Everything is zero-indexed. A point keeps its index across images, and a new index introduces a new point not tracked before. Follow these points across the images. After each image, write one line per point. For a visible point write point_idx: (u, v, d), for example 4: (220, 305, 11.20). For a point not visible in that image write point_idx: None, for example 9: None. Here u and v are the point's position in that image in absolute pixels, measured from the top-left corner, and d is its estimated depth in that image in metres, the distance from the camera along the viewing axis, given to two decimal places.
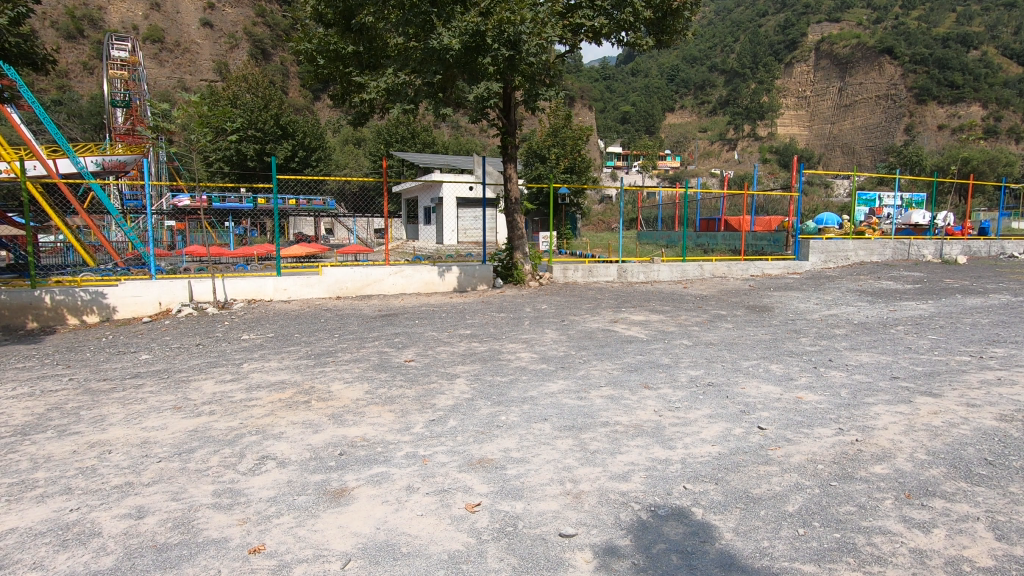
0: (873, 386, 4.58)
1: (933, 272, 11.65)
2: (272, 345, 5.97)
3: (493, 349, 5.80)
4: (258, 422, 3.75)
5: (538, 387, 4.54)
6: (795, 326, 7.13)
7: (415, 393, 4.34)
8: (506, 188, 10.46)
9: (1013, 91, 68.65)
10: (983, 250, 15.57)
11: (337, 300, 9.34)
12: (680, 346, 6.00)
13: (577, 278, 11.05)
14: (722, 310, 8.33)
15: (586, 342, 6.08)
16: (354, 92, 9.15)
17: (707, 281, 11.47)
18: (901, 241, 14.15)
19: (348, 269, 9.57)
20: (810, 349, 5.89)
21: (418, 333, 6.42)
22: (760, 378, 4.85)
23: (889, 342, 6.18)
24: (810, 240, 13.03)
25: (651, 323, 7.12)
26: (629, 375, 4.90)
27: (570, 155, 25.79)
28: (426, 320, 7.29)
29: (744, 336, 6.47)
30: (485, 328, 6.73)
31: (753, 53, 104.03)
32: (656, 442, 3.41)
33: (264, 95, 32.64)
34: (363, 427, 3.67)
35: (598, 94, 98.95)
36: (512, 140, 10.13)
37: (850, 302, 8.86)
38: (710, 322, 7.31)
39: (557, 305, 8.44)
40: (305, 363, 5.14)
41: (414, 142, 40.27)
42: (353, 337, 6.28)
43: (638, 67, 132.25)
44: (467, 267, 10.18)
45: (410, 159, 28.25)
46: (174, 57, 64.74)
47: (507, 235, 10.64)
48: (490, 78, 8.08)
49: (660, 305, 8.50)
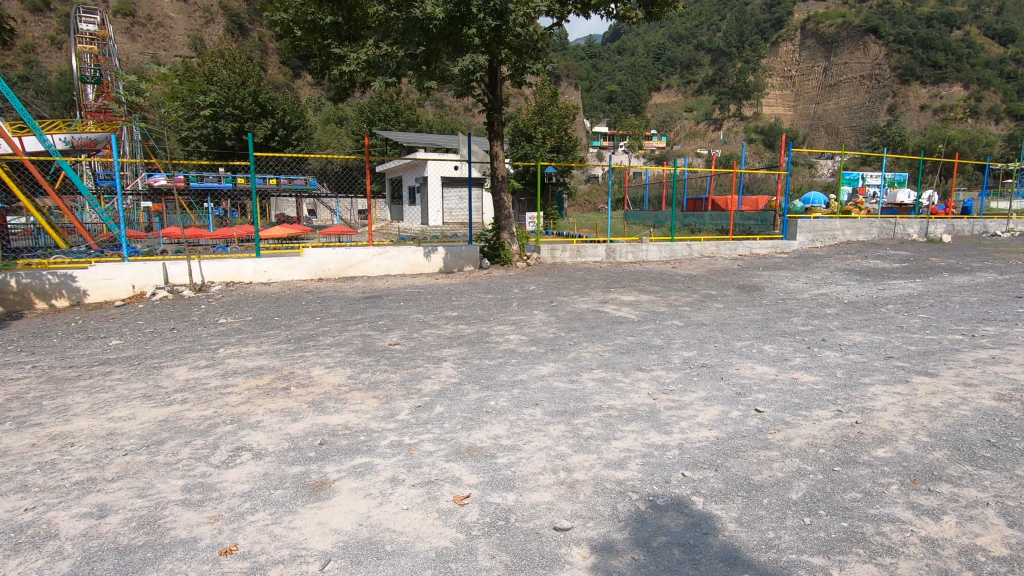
0: (870, 366, 4.50)
1: (919, 251, 11.67)
2: (250, 329, 5.74)
3: (481, 331, 5.63)
4: (233, 411, 3.55)
5: (529, 370, 4.40)
6: (786, 305, 7.07)
7: (400, 378, 4.17)
8: (493, 167, 10.18)
9: (994, 72, 69.26)
10: (966, 229, 15.68)
11: (319, 281, 9.08)
12: (672, 326, 5.88)
13: (565, 258, 10.90)
14: (713, 290, 8.23)
15: (576, 323, 5.94)
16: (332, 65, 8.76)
17: (696, 261, 11.37)
18: (887, 220, 14.18)
19: (330, 250, 9.29)
20: (803, 328, 5.81)
21: (404, 315, 6.23)
22: (754, 359, 4.75)
23: (881, 320, 6.12)
24: (799, 220, 12.98)
25: (642, 304, 6.99)
26: (621, 357, 4.77)
27: (557, 134, 25.42)
28: (411, 302, 7.09)
29: (736, 316, 6.37)
30: (472, 310, 6.56)
31: (740, 32, 103.40)
32: (651, 427, 3.28)
33: (241, 71, 31.59)
34: (345, 415, 3.49)
35: (584, 72, 97.81)
36: (498, 116, 9.82)
37: (839, 281, 8.82)
38: (700, 302, 7.21)
39: (546, 286, 8.27)
40: (284, 347, 4.92)
41: (398, 120, 39.49)
42: (335, 320, 6.06)
43: (624, 46, 130.74)
44: (454, 248, 9.95)
45: (394, 137, 27.68)
46: (147, 31, 62.59)
47: (494, 215, 10.40)
48: (475, 50, 7.77)
49: (650, 285, 8.38)
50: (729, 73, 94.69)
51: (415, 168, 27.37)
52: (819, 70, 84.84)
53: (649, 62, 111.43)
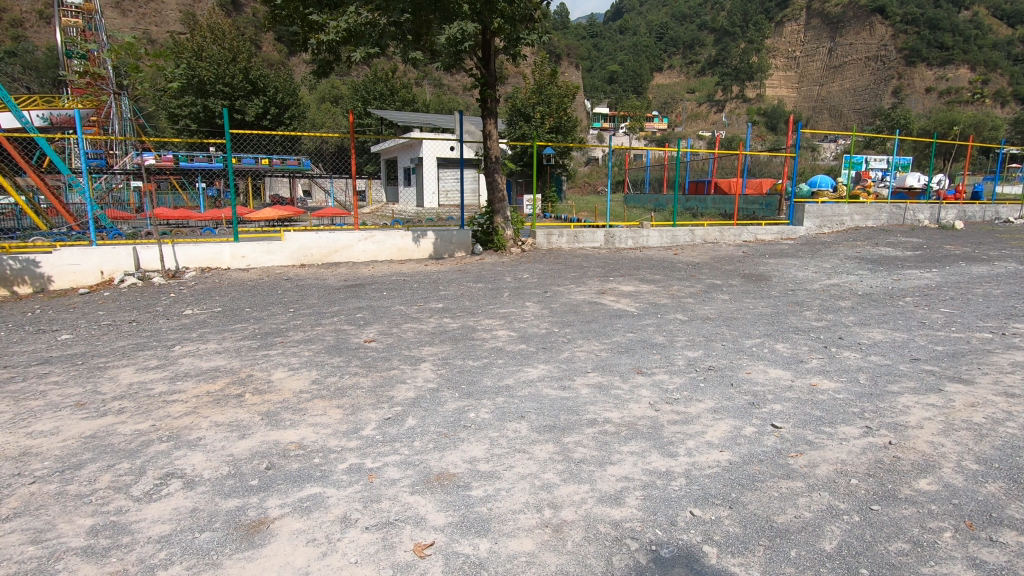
0: (896, 370, 4.04)
1: (931, 238, 11.20)
2: (216, 322, 5.27)
3: (467, 326, 5.16)
4: (173, 425, 3.09)
5: (518, 373, 3.95)
6: (796, 297, 6.60)
7: (371, 383, 3.70)
8: (486, 147, 9.62)
9: (1002, 54, 68.09)
10: (977, 215, 15.17)
11: (301, 267, 8.58)
12: (675, 321, 5.41)
13: (561, 244, 10.40)
14: (718, 279, 7.77)
15: (569, 318, 5.48)
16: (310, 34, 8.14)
17: (698, 248, 10.87)
18: (897, 205, 13.66)
19: (313, 234, 8.77)
20: (816, 325, 5.35)
21: (386, 307, 5.76)
22: (768, 361, 4.29)
23: (902, 316, 5.66)
24: (806, 204, 12.45)
25: (642, 295, 6.52)
26: (619, 357, 4.31)
27: (556, 114, 24.67)
28: (395, 291, 6.60)
29: (744, 310, 5.92)
30: (459, 301, 6.08)
31: (744, 11, 101.31)
32: (653, 448, 2.83)
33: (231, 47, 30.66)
34: (300, 431, 3.03)
35: (585, 51, 95.94)
36: (492, 92, 9.25)
37: (850, 270, 8.36)
38: (705, 294, 6.74)
39: (541, 274, 7.79)
40: (247, 345, 4.45)
41: (394, 99, 38.58)
42: (309, 313, 5.58)
43: (626, 25, 128.16)
44: (444, 232, 9.44)
45: (389, 116, 26.94)
46: (138, 6, 61.01)
47: (487, 197, 9.86)
48: (464, 19, 7.20)
49: (651, 274, 7.90)
50: (733, 54, 92.94)
51: (410, 148, 26.69)
52: (823, 51, 83.41)
53: (652, 41, 109.32)
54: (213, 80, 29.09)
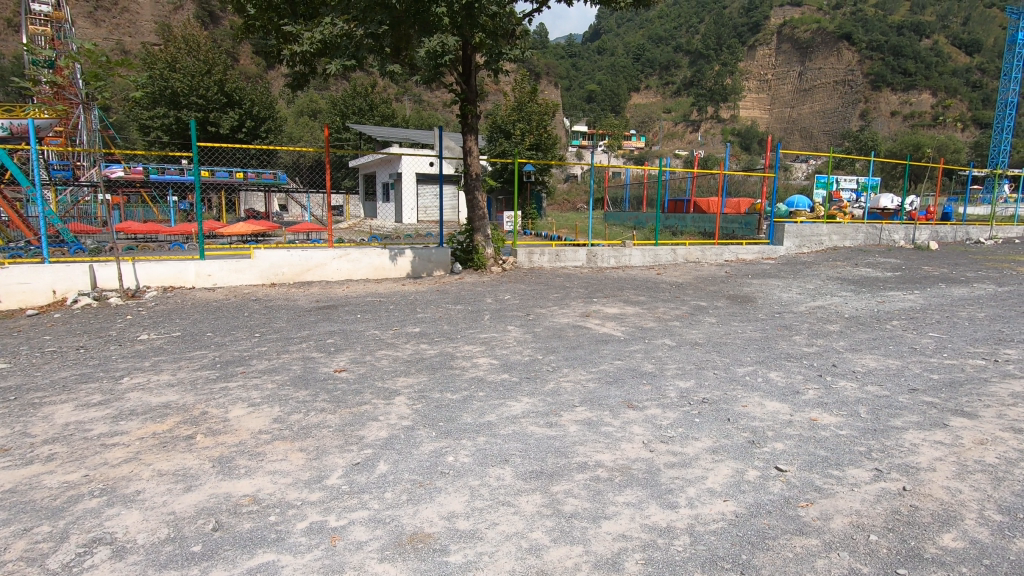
0: (896, 403, 3.85)
1: (909, 258, 11.29)
2: (173, 349, 4.86)
3: (445, 353, 4.85)
4: (109, 475, 2.71)
5: (500, 408, 3.65)
6: (784, 320, 6.45)
7: (339, 422, 3.36)
8: (466, 163, 9.39)
9: (961, 80, 71.11)
10: (949, 235, 15.45)
11: (271, 287, 8.18)
12: (663, 347, 5.18)
13: (543, 263, 10.19)
14: (703, 301, 7.61)
15: (554, 344, 5.21)
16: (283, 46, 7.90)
17: (681, 267, 10.75)
18: (873, 225, 13.82)
19: (285, 252, 8.39)
20: (808, 351, 5.18)
21: (360, 332, 5.42)
22: (763, 392, 4.07)
23: (892, 341, 5.53)
24: (785, 224, 12.48)
25: (628, 318, 6.31)
26: (608, 389, 4.04)
27: (536, 131, 24.69)
28: (369, 314, 6.27)
29: (733, 335, 5.73)
30: (437, 325, 5.77)
31: (718, 34, 104.02)
32: (651, 498, 2.57)
33: (206, 59, 30.07)
34: (256, 481, 2.68)
35: (564, 71, 97.28)
36: (473, 108, 9.06)
37: (834, 292, 8.29)
38: (691, 317, 6.56)
39: (522, 295, 7.54)
40: (205, 376, 4.07)
41: (373, 114, 38.33)
42: (276, 338, 5.22)
43: (603, 46, 130.48)
44: (423, 250, 9.14)
45: (367, 131, 26.64)
46: (111, 17, 59.84)
47: (467, 215, 9.60)
48: (444, 31, 6.98)
49: (635, 295, 7.72)
50: (707, 75, 95.20)
51: (389, 164, 26.39)
52: (794, 75, 85.99)
53: (629, 61, 111.46)
54: (186, 92, 28.48)
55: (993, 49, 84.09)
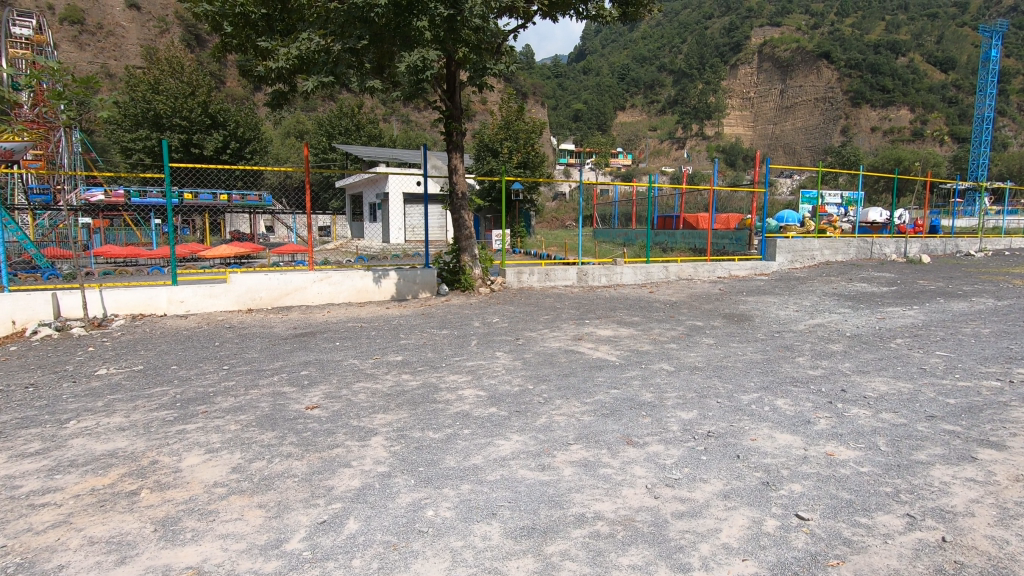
0: (916, 433, 3.56)
1: (903, 272, 11.15)
2: (131, 386, 4.47)
3: (428, 385, 4.49)
4: (29, 546, 2.32)
5: (488, 448, 3.32)
6: (784, 340, 6.18)
7: (306, 470, 3.00)
8: (451, 182, 9.12)
9: (938, 97, 72.85)
10: (939, 248, 15.40)
11: (247, 313, 7.79)
12: (662, 373, 4.87)
13: (533, 282, 9.90)
14: (699, 320, 7.35)
15: (545, 371, 4.88)
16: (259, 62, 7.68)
17: (674, 285, 10.51)
18: (864, 239, 13.72)
19: (262, 275, 8.02)
20: (814, 374, 4.90)
21: (337, 362, 5.06)
22: (773, 423, 3.76)
23: (899, 362, 5.26)
24: (777, 239, 12.32)
25: (622, 341, 6.00)
26: (605, 423, 3.72)
27: (523, 149, 24.60)
28: (349, 342, 5.89)
29: (733, 358, 5.45)
30: (421, 352, 5.43)
31: (700, 54, 105.68)
32: (660, 559, 2.24)
33: (190, 81, 29.79)
34: (203, 549, 2.31)
35: (550, 90, 98.33)
36: (458, 126, 8.85)
37: (831, 309, 8.08)
38: (689, 338, 6.26)
39: (511, 317, 7.23)
40: (161, 418, 3.69)
41: (359, 134, 38.22)
42: (246, 370, 4.83)
43: (589, 66, 132.29)
44: (408, 272, 8.82)
45: (353, 151, 26.44)
46: (97, 40, 59.59)
47: (453, 234, 9.31)
48: (425, 46, 6.78)
49: (629, 316, 7.43)
50: (691, 94, 96.49)
51: (375, 184, 26.15)
52: (775, 92, 87.56)
53: (615, 81, 112.99)
54: (169, 114, 28.18)
55: (966, 66, 86.40)
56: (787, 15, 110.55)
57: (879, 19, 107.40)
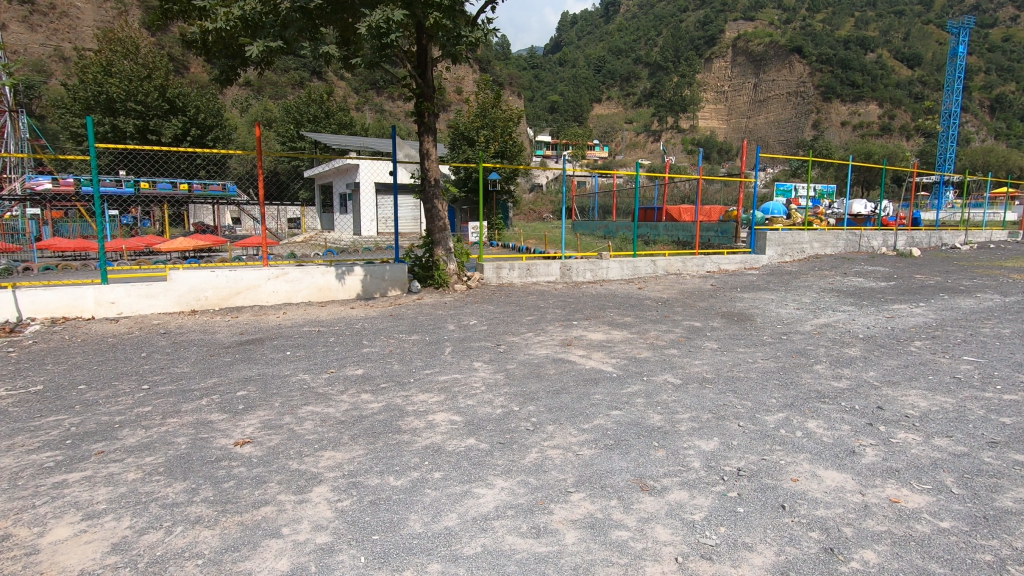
0: (986, 467, 2.93)
1: (896, 266, 10.74)
2: (18, 414, 3.57)
3: (392, 408, 3.69)
4: None
5: (465, 501, 2.56)
6: (795, 344, 5.56)
7: (217, 547, 2.20)
8: (423, 168, 8.28)
9: (904, 92, 74.42)
10: (924, 241, 15.12)
11: (190, 315, 6.84)
12: (668, 389, 4.16)
13: (513, 278, 9.15)
14: (696, 320, 6.73)
15: (531, 387, 4.13)
16: (193, 20, 6.73)
17: (662, 280, 9.88)
18: (853, 232, 13.33)
19: (208, 272, 7.07)
20: (839, 386, 4.27)
21: (285, 379, 4.23)
22: (811, 454, 3.10)
23: (928, 370, 4.67)
24: (767, 232, 11.75)
25: (617, 348, 5.29)
26: (613, 461, 2.98)
27: (500, 138, 23.77)
28: (301, 350, 5.06)
29: (743, 366, 4.80)
30: (386, 364, 4.63)
31: (676, 46, 105.58)
32: None
33: (146, 64, 28.06)
34: None
35: (527, 80, 96.98)
36: (429, 105, 8.05)
37: (834, 306, 7.53)
38: (689, 343, 5.60)
39: (490, 319, 6.47)
40: (39, 465, 2.82)
41: (329, 122, 36.83)
42: (170, 392, 3.95)
43: (565, 57, 131.01)
44: (375, 267, 7.98)
45: (322, 139, 25.22)
46: (49, 21, 56.18)
47: (425, 226, 8.47)
48: (389, 6, 5.95)
49: (620, 316, 6.74)
50: (666, 86, 96.31)
51: (345, 173, 25.03)
52: (749, 86, 88.15)
53: (591, 72, 112.27)
54: (123, 98, 26.45)
55: (931, 62, 88.08)
56: (760, 9, 111.08)
57: (847, 15, 108.84)
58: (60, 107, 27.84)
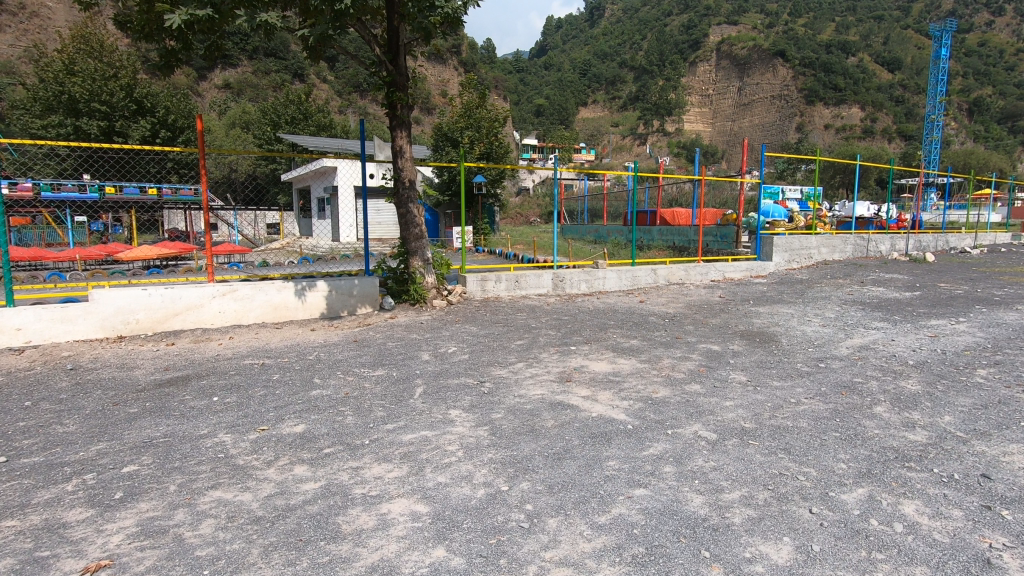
0: None
1: (915, 273, 9.93)
2: None
3: (333, 493, 2.67)
4: None
5: None
6: (838, 376, 4.63)
7: None
8: (396, 167, 7.27)
9: (886, 96, 75.04)
10: (931, 244, 14.39)
11: (115, 342, 5.74)
12: (702, 449, 3.19)
13: (500, 292, 8.17)
14: (712, 341, 5.82)
15: (524, 450, 3.12)
16: None
17: (664, 291, 8.95)
18: (861, 236, 12.54)
19: (138, 291, 5.97)
20: (918, 441, 3.33)
21: (196, 443, 3.17)
22: (931, 570, 2.14)
23: (1018, 414, 3.74)
24: (773, 237, 10.90)
25: (626, 386, 4.30)
26: None
27: (485, 139, 22.77)
28: (235, 395, 4.01)
29: (787, 409, 3.85)
30: (336, 416, 3.58)
31: (661, 50, 105.23)
32: None
33: (111, 63, 26.74)
34: None
35: (512, 84, 96.26)
36: (401, 94, 7.05)
37: (863, 322, 6.65)
38: (712, 375, 4.65)
39: (473, 344, 5.47)
40: None
41: (307, 124, 35.66)
42: (25, 468, 2.87)
43: (551, 60, 129.91)
44: (341, 282, 6.94)
45: (299, 142, 24.09)
46: (17, 21, 54.29)
47: (399, 233, 7.44)
48: None
49: (625, 339, 5.77)
50: (651, 89, 95.87)
51: (323, 176, 23.92)
52: (733, 89, 88.19)
53: (577, 76, 111.64)
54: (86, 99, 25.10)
55: (912, 66, 88.90)
56: (743, 12, 111.40)
57: (828, 18, 109.17)
58: (20, 108, 26.41)
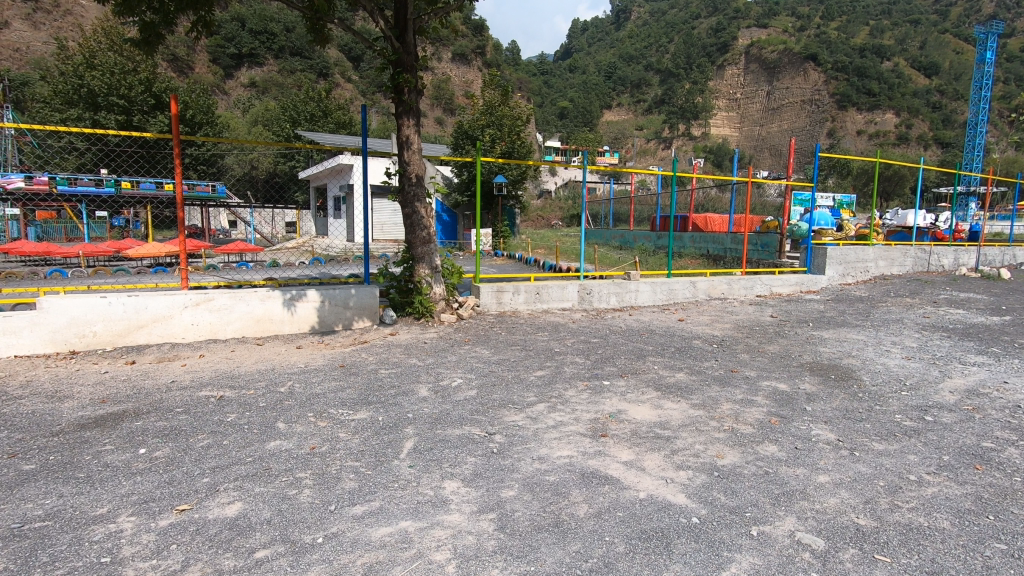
0: None
1: (995, 293, 8.66)
2: None
3: None
4: None
5: None
6: (959, 438, 3.50)
7: None
8: (402, 160, 6.31)
9: (923, 102, 72.25)
10: (997, 259, 13.00)
11: (64, 360, 4.89)
12: (807, 570, 2.15)
13: (518, 305, 7.19)
14: (777, 377, 4.74)
15: (544, 565, 2.12)
16: None
17: (705, 308, 7.87)
18: (922, 248, 11.27)
19: (96, 299, 5.12)
20: None
21: (80, 536, 2.24)
22: None
23: None
24: (827, 248, 9.68)
25: (680, 447, 3.25)
26: None
27: (507, 138, 21.87)
28: (167, 449, 3.04)
29: (910, 495, 2.77)
30: (289, 493, 2.58)
31: (688, 53, 103.29)
32: None
33: (132, 56, 26.56)
34: None
35: (535, 86, 95.20)
36: (410, 76, 6.12)
37: (960, 356, 5.47)
38: (788, 432, 3.56)
39: (484, 376, 4.47)
40: None
41: (326, 122, 35.28)
42: None
43: (576, 64, 127.62)
44: (335, 292, 6.01)
45: (316, 139, 23.47)
46: (53, 19, 55.21)
47: (405, 237, 6.49)
48: None
49: (668, 371, 4.73)
50: (677, 93, 94.02)
51: (340, 174, 23.26)
52: (762, 94, 85.93)
53: (603, 79, 110.03)
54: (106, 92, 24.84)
55: (951, 71, 85.46)
56: (774, 16, 108.91)
57: (863, 23, 105.19)
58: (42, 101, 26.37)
